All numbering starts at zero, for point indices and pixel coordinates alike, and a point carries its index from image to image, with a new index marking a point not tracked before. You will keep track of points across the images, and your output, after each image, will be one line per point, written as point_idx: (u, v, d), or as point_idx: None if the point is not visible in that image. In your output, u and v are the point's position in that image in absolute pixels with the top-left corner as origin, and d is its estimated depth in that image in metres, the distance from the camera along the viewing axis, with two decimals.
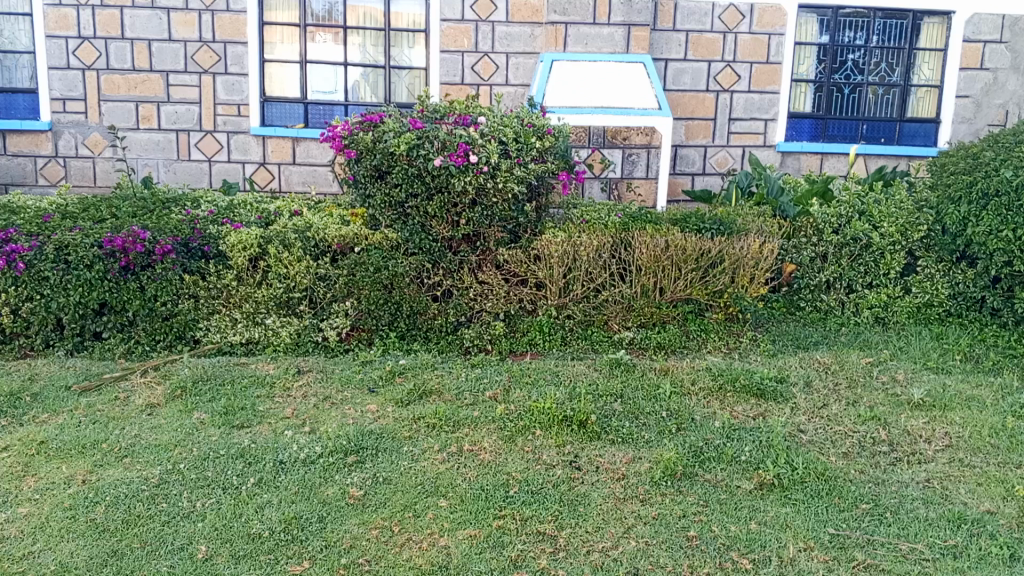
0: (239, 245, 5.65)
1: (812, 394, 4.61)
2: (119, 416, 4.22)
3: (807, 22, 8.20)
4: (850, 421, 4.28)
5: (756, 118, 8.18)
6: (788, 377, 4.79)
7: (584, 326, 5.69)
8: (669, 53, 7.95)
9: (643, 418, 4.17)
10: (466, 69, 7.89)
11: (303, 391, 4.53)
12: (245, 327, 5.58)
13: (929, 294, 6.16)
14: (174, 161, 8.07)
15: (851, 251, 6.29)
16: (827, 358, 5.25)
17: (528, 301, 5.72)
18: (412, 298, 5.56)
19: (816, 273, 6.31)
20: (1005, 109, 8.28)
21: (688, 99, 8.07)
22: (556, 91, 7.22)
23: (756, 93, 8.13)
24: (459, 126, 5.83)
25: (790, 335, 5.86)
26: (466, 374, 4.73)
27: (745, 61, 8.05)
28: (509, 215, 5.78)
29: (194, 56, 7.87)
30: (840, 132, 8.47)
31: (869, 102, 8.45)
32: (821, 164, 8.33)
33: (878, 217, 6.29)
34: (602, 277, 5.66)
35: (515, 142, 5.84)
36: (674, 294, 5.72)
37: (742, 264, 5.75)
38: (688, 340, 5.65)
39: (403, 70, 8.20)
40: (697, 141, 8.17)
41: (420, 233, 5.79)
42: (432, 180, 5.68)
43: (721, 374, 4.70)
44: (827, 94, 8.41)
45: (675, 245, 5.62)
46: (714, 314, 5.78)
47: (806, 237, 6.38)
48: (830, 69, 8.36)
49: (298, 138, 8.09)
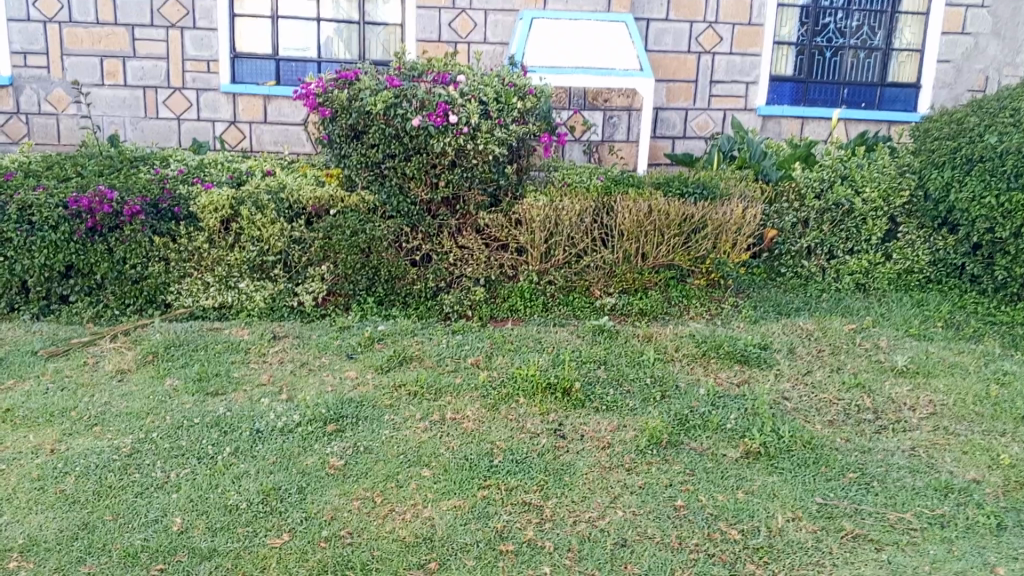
0: (210, 207, 5.49)
1: (796, 361, 4.59)
2: (88, 383, 4.07)
3: None
4: (834, 388, 4.28)
5: (737, 80, 8.06)
6: (772, 344, 4.76)
7: (565, 292, 5.62)
8: (651, 12, 7.78)
9: (628, 385, 4.11)
10: (443, 25, 7.67)
11: (280, 357, 4.42)
12: (218, 291, 5.42)
13: (909, 260, 6.18)
14: (141, 119, 7.80)
15: (832, 216, 6.22)
16: (810, 325, 5.22)
17: (509, 267, 5.62)
18: (390, 263, 5.44)
19: (797, 239, 6.24)
20: (985, 75, 8.24)
21: (669, 60, 7.92)
22: (536, 51, 7.06)
23: (738, 55, 8.01)
24: (438, 84, 5.67)
25: (772, 301, 5.82)
26: (447, 341, 4.64)
27: (727, 22, 7.92)
28: (489, 177, 5.64)
29: (161, 9, 7.58)
30: (820, 96, 8.40)
31: (849, 65, 8.39)
32: (802, 128, 8.25)
33: (861, 182, 6.25)
34: (584, 243, 5.58)
35: (496, 102, 5.66)
36: (656, 260, 5.66)
37: (725, 229, 5.68)
38: (670, 306, 5.60)
39: (378, 27, 7.96)
40: (678, 104, 8.03)
41: (398, 195, 5.64)
42: (410, 141, 5.52)
43: (704, 341, 4.64)
44: (808, 57, 8.32)
45: (658, 210, 5.56)
46: (695, 279, 5.75)
47: (788, 202, 6.24)
48: (812, 31, 8.27)
49: (270, 96, 7.85)
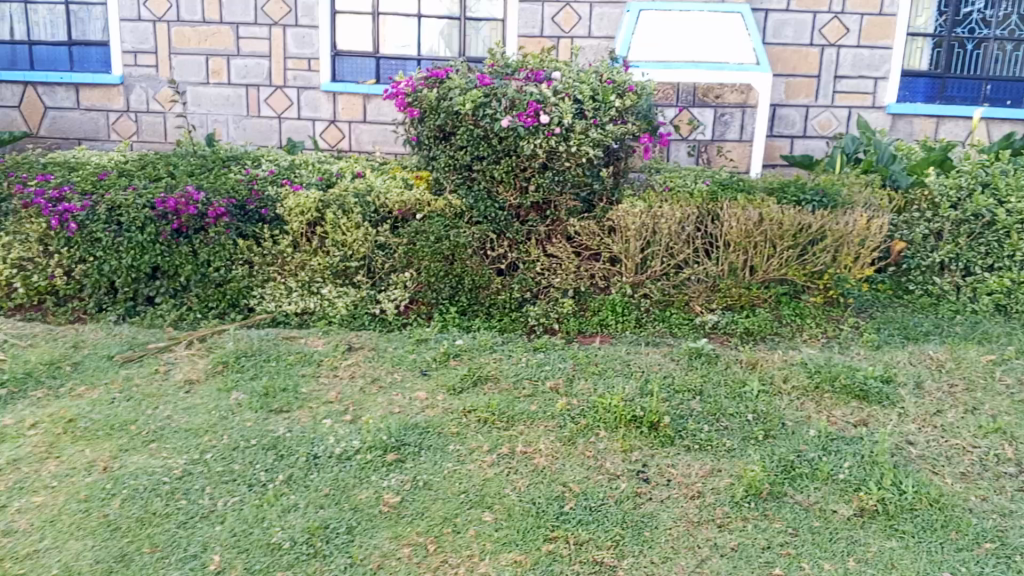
0: (297, 210, 5.36)
1: (924, 398, 4.00)
2: (155, 393, 3.97)
3: None
4: (970, 433, 3.69)
5: (864, 75, 7.37)
6: (897, 377, 4.18)
7: (661, 307, 5.18)
8: (770, 2, 7.18)
9: (725, 420, 3.67)
10: (546, 20, 7.33)
11: (351, 371, 4.17)
12: (300, 297, 5.25)
13: None
14: (243, 118, 7.80)
15: (970, 228, 5.55)
16: (941, 353, 4.60)
17: (601, 277, 5.26)
18: (475, 271, 5.16)
19: (928, 253, 5.66)
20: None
21: (790, 54, 7.31)
22: (643, 45, 6.63)
23: (866, 48, 7.31)
24: (531, 82, 5.37)
25: (897, 323, 5.22)
26: (527, 359, 4.30)
27: (856, 12, 7.23)
28: (583, 181, 5.26)
29: (265, 7, 7.54)
30: (960, 93, 7.58)
31: (994, 58, 7.54)
32: (937, 129, 7.49)
33: (1006, 191, 5.48)
34: (685, 253, 5.14)
35: (592, 101, 5.28)
36: (767, 274, 5.14)
37: (846, 241, 5.13)
38: (781, 326, 5.09)
39: (480, 23, 7.68)
40: (798, 101, 7.40)
41: (486, 200, 5.33)
42: (500, 143, 5.22)
43: (818, 372, 4.12)
44: (947, 50, 7.51)
45: (770, 218, 5.05)
46: (811, 296, 5.20)
47: (918, 212, 5.71)
48: (951, 21, 7.47)
49: (369, 95, 7.69)
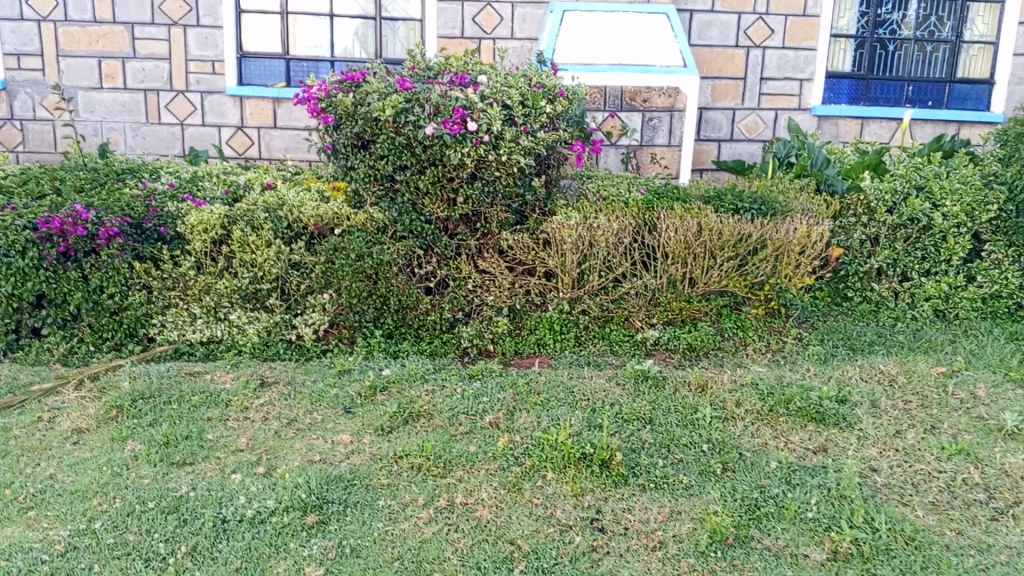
0: (199, 227, 4.84)
1: (881, 419, 3.84)
2: (36, 447, 3.45)
3: None
4: (932, 457, 3.52)
5: (790, 77, 7.26)
6: (851, 397, 4.00)
7: (600, 323, 4.92)
8: (695, 3, 6.99)
9: (680, 453, 3.41)
10: (467, 20, 6.97)
11: (264, 413, 3.73)
12: (207, 324, 4.79)
13: (997, 285, 5.35)
14: (142, 125, 7.19)
15: (907, 233, 5.41)
16: (889, 366, 4.46)
17: (536, 294, 4.92)
18: (401, 291, 4.74)
19: (866, 259, 5.51)
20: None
21: (716, 56, 7.12)
22: (570, 47, 6.33)
23: (791, 50, 7.20)
24: (456, 86, 5.00)
25: (840, 333, 5.06)
26: (462, 390, 3.93)
27: (780, 13, 7.11)
28: (514, 192, 4.93)
29: (162, 5, 6.96)
30: (882, 95, 7.56)
31: (914, 60, 7.54)
32: (862, 129, 7.42)
33: (940, 195, 5.37)
34: (623, 266, 4.85)
35: (522, 106, 4.95)
36: (708, 286, 4.88)
37: (787, 250, 4.89)
38: (723, 340, 4.88)
39: (397, 23, 7.28)
40: (724, 103, 7.24)
41: (410, 212, 4.95)
42: (424, 152, 4.83)
43: (771, 394, 3.92)
44: (869, 51, 7.47)
45: (709, 229, 4.80)
46: (752, 308, 5.00)
47: (855, 216, 5.54)
48: (873, 22, 7.42)
49: (279, 99, 7.20)
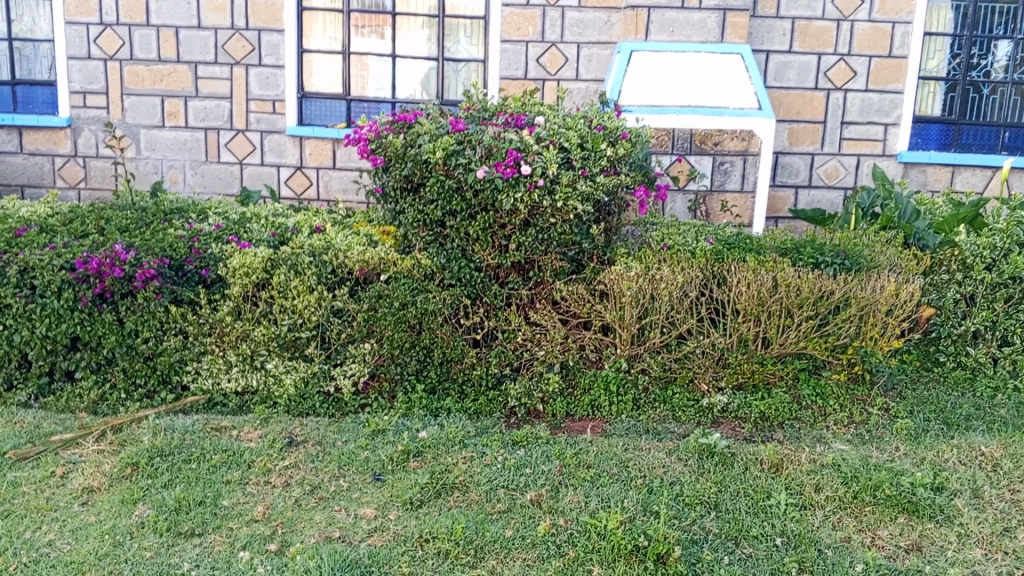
0: (241, 270, 4.57)
1: (985, 511, 3.33)
2: (42, 507, 3.20)
3: (940, 7, 6.73)
4: None
5: (873, 122, 6.77)
6: (949, 483, 3.51)
7: (661, 384, 4.49)
8: (771, 44, 6.58)
9: (749, 546, 3.02)
10: (531, 61, 6.72)
11: (286, 478, 3.42)
12: (242, 373, 4.54)
13: None
14: (202, 163, 7.11)
15: (1006, 293, 4.84)
16: (993, 447, 3.91)
17: (591, 349, 4.53)
18: (446, 343, 4.45)
19: (960, 320, 4.94)
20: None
21: (793, 98, 6.68)
22: (637, 88, 6.01)
23: (875, 93, 6.71)
24: (511, 128, 4.68)
25: (931, 405, 4.51)
26: (504, 458, 3.55)
27: (864, 54, 6.64)
28: (571, 239, 4.56)
29: (226, 45, 6.89)
30: (976, 140, 6.99)
31: (1012, 104, 6.96)
32: (953, 178, 6.85)
33: None
34: (688, 322, 4.43)
35: (580, 149, 4.62)
36: (783, 348, 4.41)
37: (873, 310, 4.44)
38: (800, 410, 4.40)
39: (459, 64, 7.05)
40: (802, 148, 6.78)
41: (460, 259, 4.63)
42: (475, 197, 4.52)
43: (854, 478, 3.47)
44: (961, 95, 6.92)
45: (785, 284, 4.36)
46: (832, 373, 4.49)
47: (947, 273, 4.98)
48: (966, 64, 6.87)
49: (337, 140, 7.02)
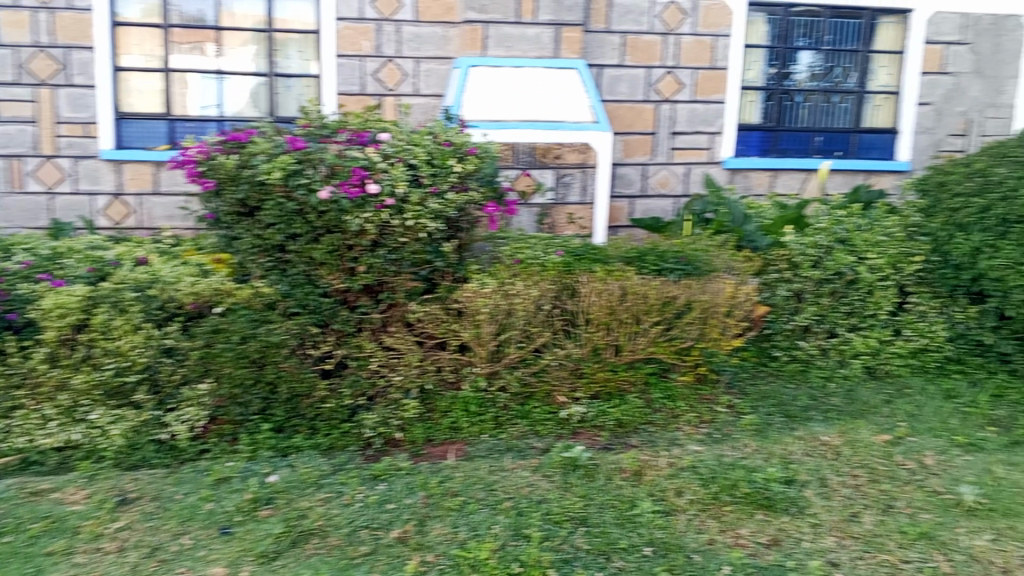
0: (52, 310, 4.13)
1: (832, 500, 3.48)
2: None
3: (756, 21, 7.08)
4: (894, 544, 3.17)
5: (700, 132, 7.03)
6: (798, 476, 3.65)
7: (520, 400, 4.42)
8: (604, 57, 6.74)
9: (619, 559, 2.99)
10: (367, 76, 6.53)
11: (121, 541, 3.09)
12: (61, 427, 4.04)
13: (926, 338, 4.96)
14: (4, 195, 6.41)
15: (832, 288, 5.02)
16: (832, 436, 4.12)
17: (450, 370, 4.41)
18: (294, 376, 4.15)
19: (791, 316, 5.02)
20: (967, 118, 7.18)
21: (626, 110, 6.86)
22: (476, 102, 6.00)
23: (700, 104, 6.99)
24: (354, 145, 4.51)
25: (772, 399, 4.63)
26: (362, 496, 3.37)
27: (689, 67, 6.91)
28: (422, 258, 4.43)
29: (28, 64, 6.28)
30: (792, 146, 7.32)
31: (821, 111, 7.34)
32: (774, 181, 7.17)
33: (863, 247, 5.09)
34: (543, 335, 4.38)
35: (429, 165, 4.51)
36: (633, 354, 4.49)
37: (713, 312, 4.52)
38: (653, 412, 4.45)
39: (292, 79, 6.72)
40: (635, 159, 6.94)
41: (304, 284, 4.40)
42: (318, 218, 4.29)
43: (712, 480, 3.54)
44: (777, 103, 7.27)
45: (634, 292, 4.41)
46: (680, 375, 4.61)
47: (778, 273, 5.10)
48: (780, 74, 7.23)
49: (160, 163, 6.54)
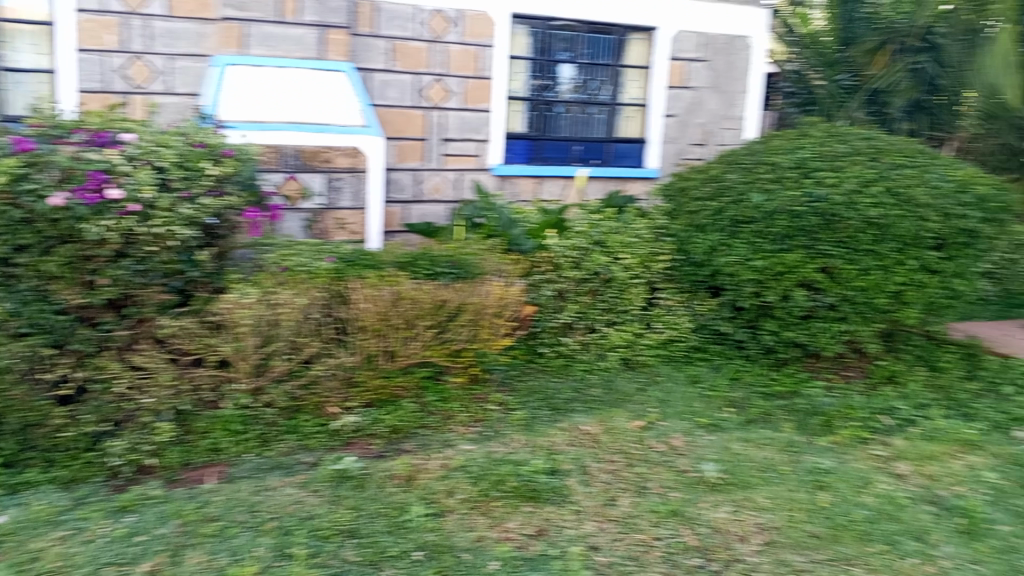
0: None
1: (593, 487, 3.67)
2: None
3: (518, 33, 7.25)
4: (647, 523, 3.40)
5: (469, 139, 7.13)
6: (562, 466, 3.83)
7: (289, 415, 4.27)
8: (372, 62, 6.65)
9: (390, 566, 2.96)
10: (112, 72, 5.99)
11: None
12: None
13: (672, 330, 5.35)
14: None
15: (590, 287, 5.26)
16: (592, 425, 4.35)
17: (209, 389, 4.14)
18: (24, 405, 3.73)
19: (554, 314, 5.22)
20: (706, 129, 7.82)
21: (395, 115, 6.82)
22: (237, 103, 5.73)
23: (468, 111, 7.09)
24: (92, 146, 4.13)
25: (538, 393, 4.80)
26: (109, 530, 3.10)
27: (456, 75, 6.98)
28: (174, 268, 4.12)
29: None
30: (554, 154, 7.59)
31: (581, 121, 7.63)
32: (538, 188, 7.42)
33: (616, 248, 5.35)
34: (311, 346, 4.21)
35: (180, 168, 4.22)
36: (407, 358, 4.47)
37: (483, 313, 4.60)
38: (426, 416, 4.47)
39: (23, 75, 5.95)
40: (408, 165, 6.93)
41: (35, 303, 3.82)
42: (51, 227, 3.80)
43: (480, 477, 3.62)
44: (540, 113, 7.48)
45: (405, 296, 4.35)
46: (453, 377, 4.69)
47: (543, 274, 5.24)
48: (542, 85, 7.46)
49: None
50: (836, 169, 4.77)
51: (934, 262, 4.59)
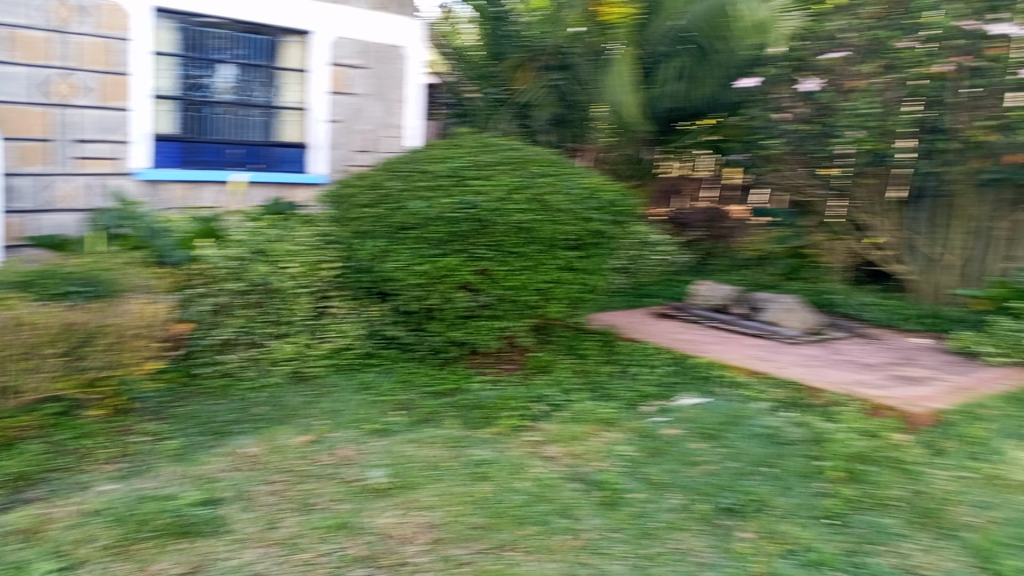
0: None
1: (255, 511, 3.51)
2: None
3: (161, 27, 6.34)
4: (311, 540, 3.31)
5: (107, 141, 6.07)
6: (219, 494, 3.63)
7: None
8: None
9: None
10: None
11: None
12: None
13: (342, 338, 5.26)
14: None
15: (253, 299, 4.98)
16: (255, 447, 4.16)
17: None
18: None
19: (212, 330, 4.91)
20: (371, 136, 7.47)
21: (4, 110, 5.61)
22: None
23: (105, 111, 6.04)
24: None
25: (197, 418, 4.49)
26: None
27: (88, 69, 5.94)
28: None
29: None
30: (213, 159, 6.73)
31: (241, 125, 6.85)
32: (193, 195, 6.58)
33: (279, 257, 5.13)
34: None
35: None
36: (32, 394, 3.93)
37: (124, 337, 4.13)
38: (57, 457, 3.98)
39: None
40: (29, 171, 5.77)
41: None
42: None
43: (121, 520, 3.34)
44: (191, 116, 6.59)
45: (28, 323, 3.78)
46: (91, 410, 4.31)
47: (199, 287, 4.91)
48: (192, 84, 6.56)
49: None
50: (487, 177, 4.96)
51: (573, 261, 5.05)
